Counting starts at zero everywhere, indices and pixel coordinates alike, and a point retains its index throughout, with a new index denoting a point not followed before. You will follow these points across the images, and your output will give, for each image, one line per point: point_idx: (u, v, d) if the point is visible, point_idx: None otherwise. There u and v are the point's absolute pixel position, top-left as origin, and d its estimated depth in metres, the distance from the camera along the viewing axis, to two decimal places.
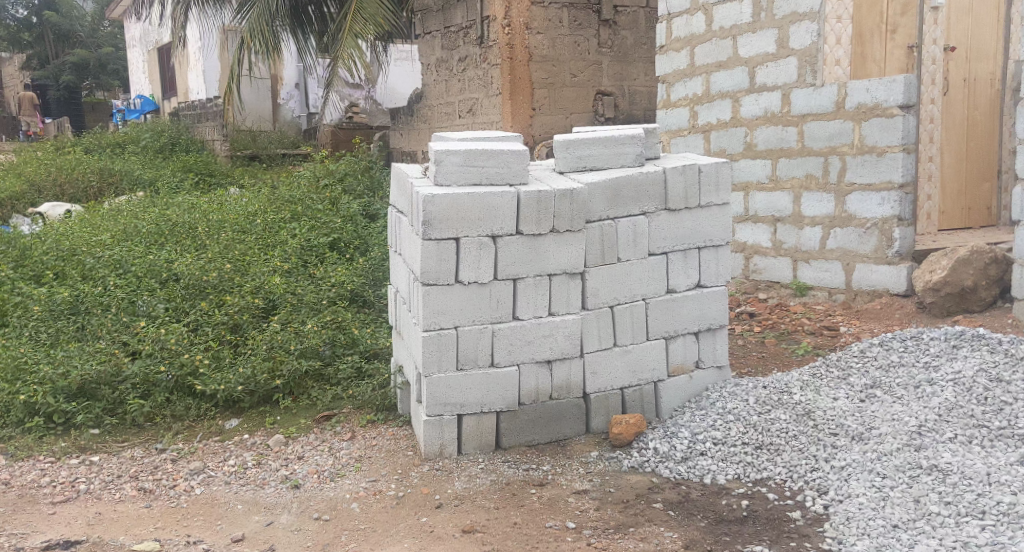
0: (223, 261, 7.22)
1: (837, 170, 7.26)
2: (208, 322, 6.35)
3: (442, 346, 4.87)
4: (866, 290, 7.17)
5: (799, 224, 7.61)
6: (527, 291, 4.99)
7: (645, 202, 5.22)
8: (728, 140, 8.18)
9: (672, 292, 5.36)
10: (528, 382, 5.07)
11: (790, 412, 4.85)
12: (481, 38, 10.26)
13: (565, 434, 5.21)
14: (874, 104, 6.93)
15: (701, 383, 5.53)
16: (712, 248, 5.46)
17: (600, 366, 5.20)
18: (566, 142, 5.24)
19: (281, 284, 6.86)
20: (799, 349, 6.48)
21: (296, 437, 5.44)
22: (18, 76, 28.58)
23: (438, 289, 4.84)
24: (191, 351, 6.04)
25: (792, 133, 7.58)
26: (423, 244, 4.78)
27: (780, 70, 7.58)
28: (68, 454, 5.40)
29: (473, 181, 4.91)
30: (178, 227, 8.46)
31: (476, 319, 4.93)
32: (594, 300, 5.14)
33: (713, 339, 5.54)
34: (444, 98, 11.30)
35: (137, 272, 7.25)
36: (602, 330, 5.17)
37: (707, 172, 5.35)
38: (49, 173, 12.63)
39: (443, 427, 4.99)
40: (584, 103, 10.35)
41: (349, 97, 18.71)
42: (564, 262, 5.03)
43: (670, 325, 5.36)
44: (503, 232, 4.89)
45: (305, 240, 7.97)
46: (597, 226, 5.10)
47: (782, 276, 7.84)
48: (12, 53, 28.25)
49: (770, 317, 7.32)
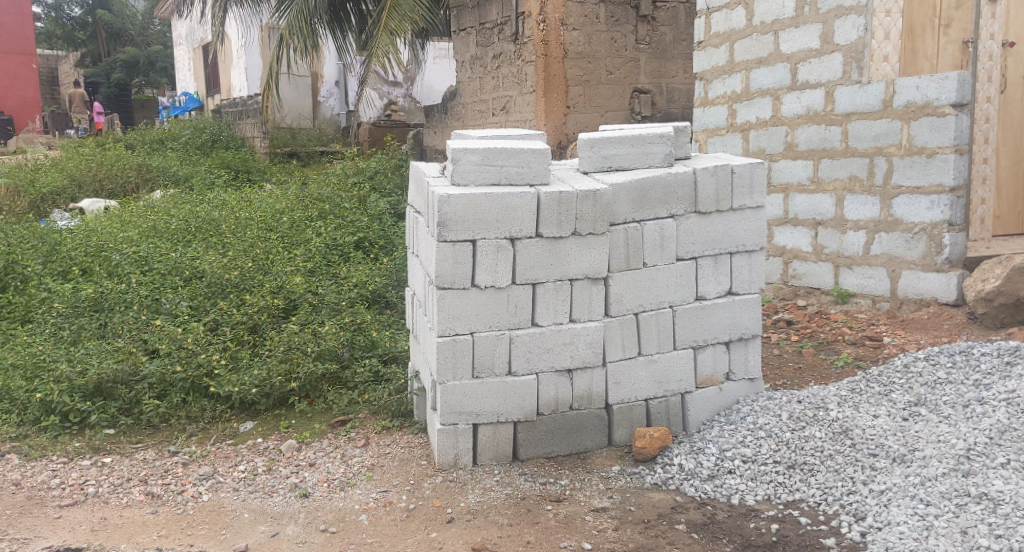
0: (246, 260, 7.09)
1: (882, 172, 6.92)
2: (227, 321, 6.19)
3: (456, 352, 4.67)
4: (912, 298, 6.81)
5: (842, 228, 7.28)
6: (547, 296, 4.77)
7: (673, 204, 4.97)
8: (768, 140, 7.86)
9: (701, 300, 5.10)
10: (547, 391, 4.84)
11: (826, 430, 4.54)
12: (516, 35, 10.05)
13: (586, 446, 4.97)
14: (924, 102, 6.61)
15: (731, 395, 5.25)
16: (745, 253, 5.18)
17: (623, 376, 4.96)
18: (591, 141, 5.01)
19: (303, 284, 6.71)
20: (838, 360, 6.16)
21: (309, 442, 5.22)
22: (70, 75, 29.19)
23: (454, 293, 4.64)
24: (208, 351, 5.83)
25: (835, 132, 7.25)
26: (438, 246, 4.58)
27: (824, 67, 7.27)
28: (81, 455, 5.15)
29: (491, 181, 4.70)
30: (207, 224, 8.35)
31: (493, 325, 4.72)
32: (617, 307, 4.91)
33: (744, 350, 5.26)
34: (478, 96, 11.10)
35: (162, 269, 7.12)
36: (626, 338, 4.93)
37: (740, 174, 5.08)
38: (89, 168, 12.65)
39: (458, 437, 4.78)
40: (620, 101, 10.08)
41: (388, 94, 18.72)
42: (586, 266, 4.81)
43: (699, 334, 5.09)
44: (521, 234, 4.68)
45: (330, 239, 7.84)
46: (621, 229, 4.86)
47: (822, 283, 7.50)
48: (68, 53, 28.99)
49: (810, 325, 6.99)
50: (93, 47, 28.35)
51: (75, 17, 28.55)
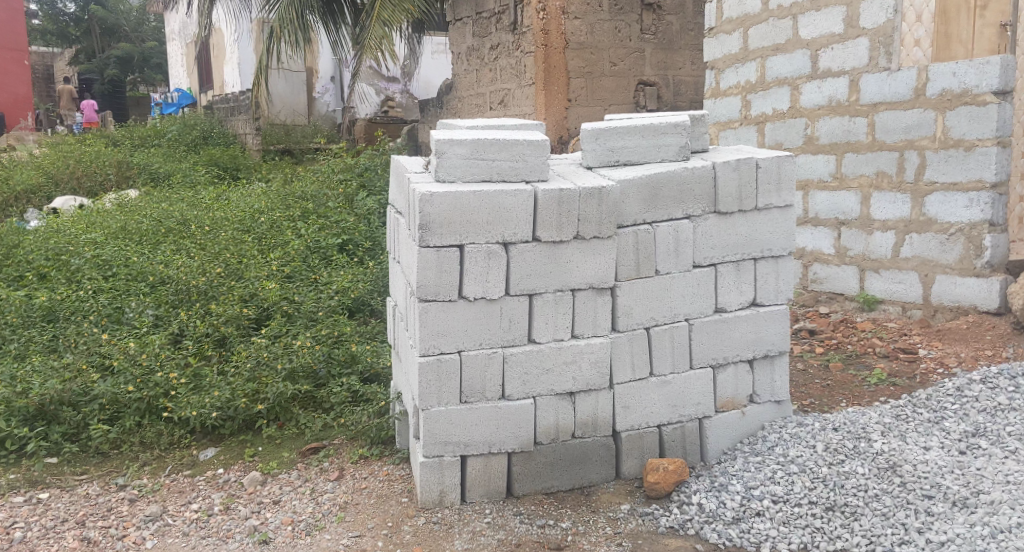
0: (217, 264, 6.46)
1: (914, 166, 6.30)
2: (190, 333, 5.59)
3: (442, 374, 4.08)
4: (948, 305, 6.19)
5: (868, 228, 6.65)
6: (545, 309, 4.17)
7: (689, 203, 4.36)
8: (787, 133, 7.24)
9: (722, 312, 4.48)
10: (546, 418, 4.24)
11: (869, 465, 3.90)
12: (515, 24, 9.41)
13: (590, 480, 4.36)
14: (961, 89, 5.99)
15: (756, 420, 4.60)
16: (770, 259, 4.55)
17: (633, 399, 4.35)
18: (595, 131, 4.40)
19: (276, 291, 6.09)
20: (871, 377, 5.52)
21: (275, 474, 4.60)
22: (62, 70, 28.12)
23: (438, 306, 4.05)
24: (166, 368, 5.21)
25: (861, 124, 6.62)
26: (420, 253, 3.99)
27: (849, 54, 6.65)
28: (15, 490, 4.52)
29: (482, 177, 4.10)
30: (180, 225, 7.73)
31: (484, 342, 4.12)
32: (626, 321, 4.31)
33: (770, 369, 4.61)
34: (475, 90, 10.47)
35: (125, 276, 6.50)
36: (635, 357, 4.33)
37: (765, 168, 4.45)
38: (67, 166, 12.05)
39: (444, 471, 4.16)
40: (624, 94, 9.45)
41: (384, 90, 18.10)
42: (591, 275, 4.20)
43: (719, 351, 4.47)
44: (516, 238, 4.08)
45: (311, 242, 7.23)
46: (631, 231, 4.26)
47: (847, 289, 6.86)
48: (63, 49, 27.50)
49: (834, 335, 6.37)
50: (88, 43, 26.58)
51: (71, 13, 26.51)
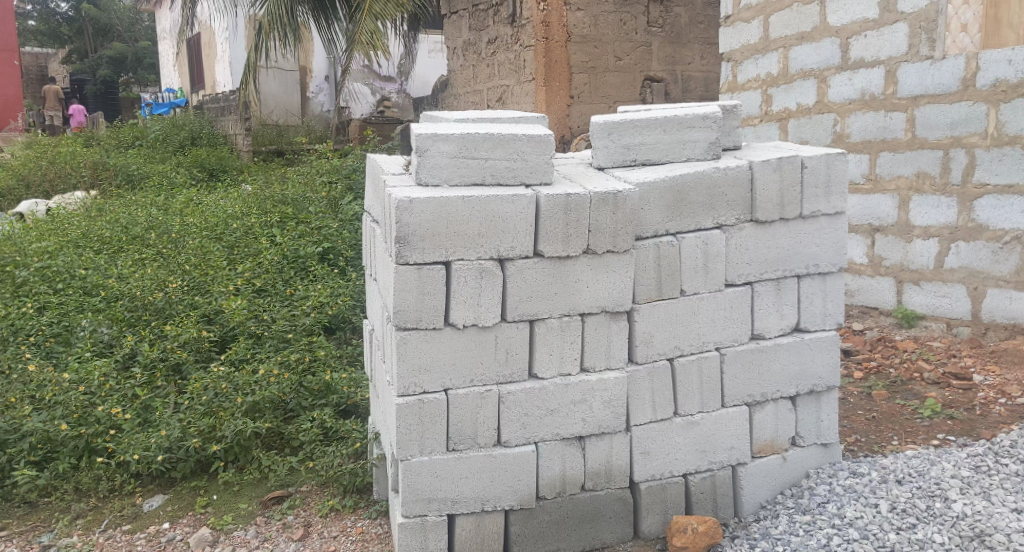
0: (178, 278, 5.75)
1: (961, 166, 5.50)
2: (141, 358, 4.87)
3: (425, 417, 3.39)
4: (1002, 322, 5.42)
5: (907, 235, 5.85)
6: (549, 338, 3.49)
7: (721, 210, 3.66)
8: (813, 131, 6.38)
9: (759, 340, 3.78)
10: (549, 468, 3.55)
11: (948, 534, 3.22)
12: (513, 17, 8.71)
13: (603, 541, 3.66)
14: (1019, 79, 5.17)
15: (800, 467, 3.88)
16: (817, 277, 3.83)
17: (654, 444, 3.66)
18: (608, 125, 3.70)
19: (242, 309, 5.37)
20: (923, 408, 4.80)
21: (229, 531, 3.90)
22: (59, 72, 26.97)
23: (421, 336, 3.35)
24: (109, 401, 4.49)
25: (898, 120, 5.80)
26: (398, 272, 3.29)
27: (884, 41, 5.79)
28: None
29: (473, 179, 3.41)
30: (146, 233, 7.02)
31: (476, 378, 3.44)
32: (644, 350, 3.62)
33: (816, 407, 3.89)
34: (471, 86, 9.73)
35: (77, 292, 5.80)
36: (657, 395, 3.64)
37: (812, 168, 3.73)
38: (40, 167, 11.40)
39: (427, 533, 3.46)
40: (630, 91, 8.74)
41: (381, 89, 17.35)
42: (603, 297, 3.52)
43: (755, 387, 3.76)
44: (514, 253, 3.39)
45: (288, 251, 6.52)
46: (651, 244, 3.58)
47: (882, 302, 6.05)
48: (56, 51, 26.75)
49: (873, 357, 5.65)
50: (81, 44, 25.32)
51: (65, 12, 25.42)
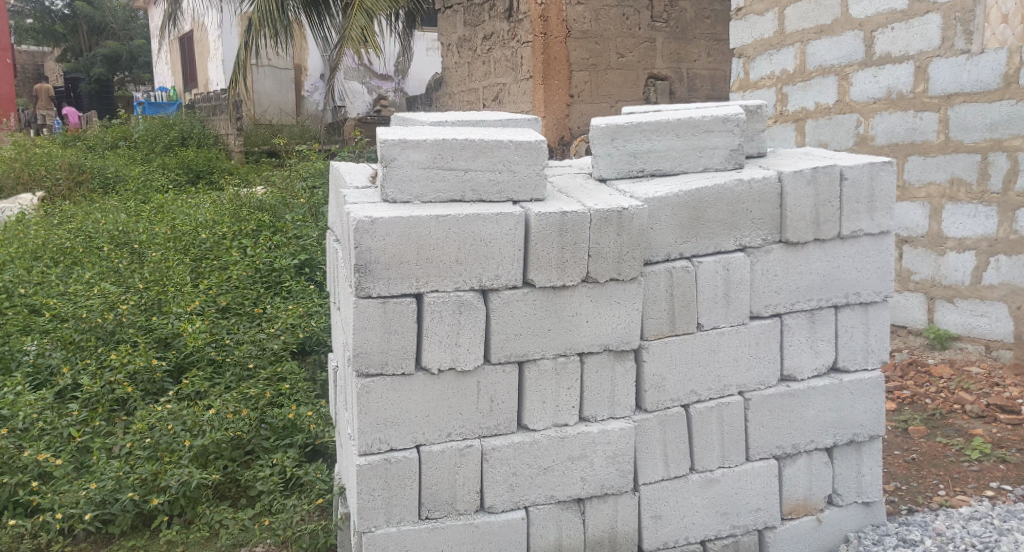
0: (131, 297, 5.17)
1: (1002, 172, 4.91)
2: (82, 393, 4.31)
3: (393, 481, 2.83)
4: None
5: (938, 247, 5.25)
6: (541, 384, 2.92)
7: (745, 230, 3.10)
8: (833, 133, 5.76)
9: (790, 382, 3.21)
10: (542, 537, 2.98)
11: None
12: (509, 11, 8.14)
13: None
14: None
15: (837, 530, 3.31)
16: (857, 307, 3.26)
17: (667, 506, 3.09)
18: (612, 128, 3.13)
19: (201, 332, 4.80)
20: (969, 448, 4.23)
21: None
22: (52, 72, 26.36)
23: (387, 383, 2.79)
24: (37, 445, 3.92)
25: (929, 121, 5.21)
26: (359, 307, 2.73)
27: (913, 34, 5.20)
28: None
29: (450, 195, 2.84)
30: (106, 243, 6.44)
31: (454, 432, 2.87)
32: (655, 397, 3.05)
33: (857, 459, 3.32)
34: (466, 85, 9.12)
35: (21, 312, 5.23)
36: (670, 448, 3.07)
37: (851, 181, 3.15)
38: (11, 169, 10.76)
39: None
40: (634, 89, 8.15)
41: (377, 88, 16.84)
42: (606, 334, 2.95)
43: (786, 437, 3.19)
44: (498, 283, 2.82)
45: (259, 263, 5.93)
46: (662, 271, 3.02)
47: (912, 321, 5.45)
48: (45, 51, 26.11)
49: (906, 385, 5.06)
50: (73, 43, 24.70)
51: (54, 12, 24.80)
